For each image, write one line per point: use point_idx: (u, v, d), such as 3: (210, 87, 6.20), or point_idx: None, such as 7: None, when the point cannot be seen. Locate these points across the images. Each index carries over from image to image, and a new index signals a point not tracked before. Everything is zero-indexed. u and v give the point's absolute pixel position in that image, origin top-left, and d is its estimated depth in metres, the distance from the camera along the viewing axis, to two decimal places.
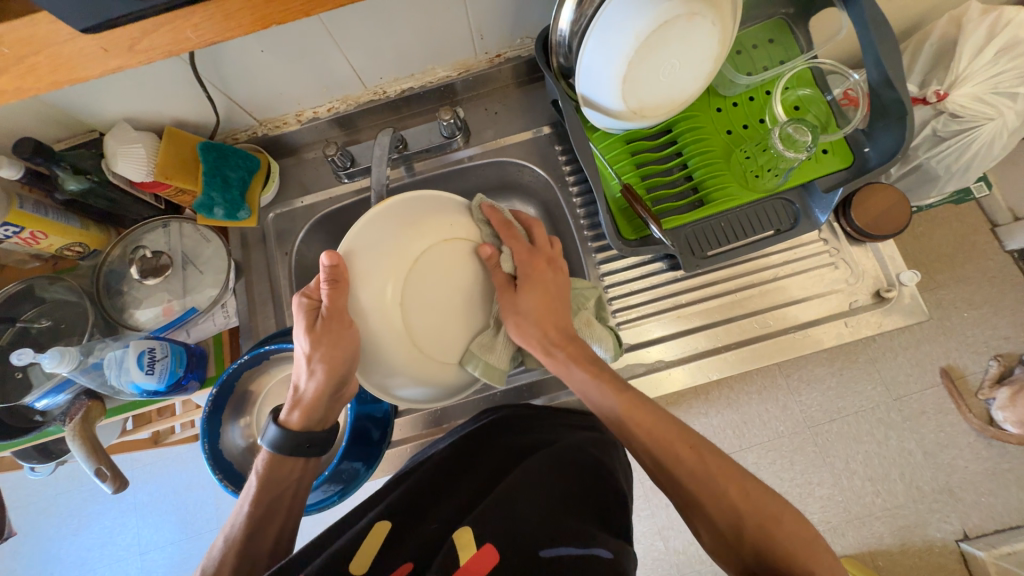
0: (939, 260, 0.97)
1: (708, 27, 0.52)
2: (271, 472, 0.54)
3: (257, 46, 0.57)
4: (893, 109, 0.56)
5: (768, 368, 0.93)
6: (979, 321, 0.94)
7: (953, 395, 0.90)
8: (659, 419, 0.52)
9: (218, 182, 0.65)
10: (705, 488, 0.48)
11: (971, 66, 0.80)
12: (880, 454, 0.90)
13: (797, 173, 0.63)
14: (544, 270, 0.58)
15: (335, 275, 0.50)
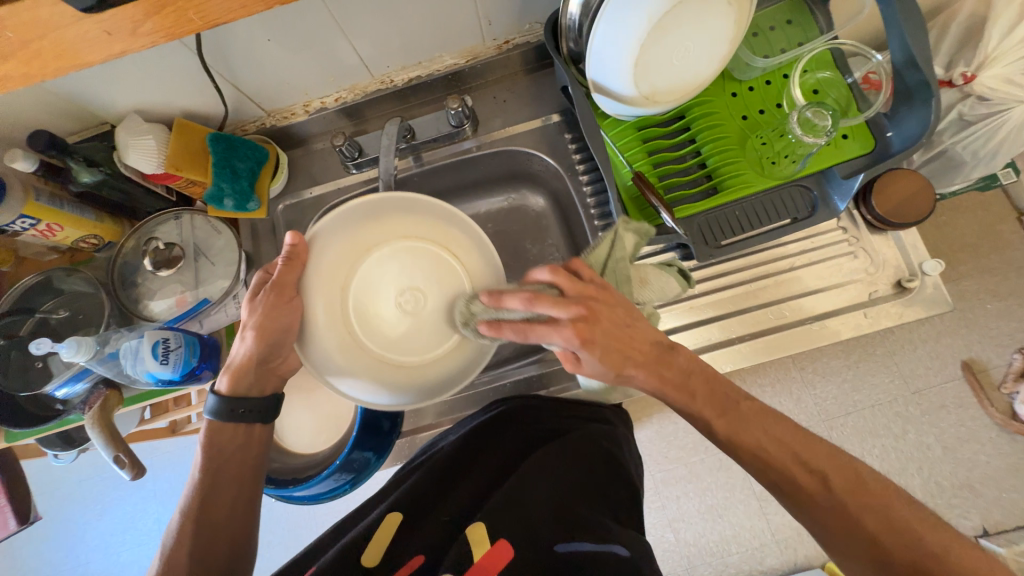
0: (962, 250, 0.94)
1: (725, 6, 0.50)
2: (214, 446, 0.53)
3: (264, 35, 0.57)
4: (919, 91, 0.54)
5: (782, 361, 0.92)
6: (1003, 313, 0.91)
7: (975, 388, 0.87)
8: (778, 434, 0.46)
9: (228, 173, 0.65)
10: (840, 513, 0.42)
11: (1002, 45, 0.76)
12: (898, 448, 0.88)
13: (816, 159, 0.61)
14: (590, 327, 0.47)
15: (294, 253, 0.54)
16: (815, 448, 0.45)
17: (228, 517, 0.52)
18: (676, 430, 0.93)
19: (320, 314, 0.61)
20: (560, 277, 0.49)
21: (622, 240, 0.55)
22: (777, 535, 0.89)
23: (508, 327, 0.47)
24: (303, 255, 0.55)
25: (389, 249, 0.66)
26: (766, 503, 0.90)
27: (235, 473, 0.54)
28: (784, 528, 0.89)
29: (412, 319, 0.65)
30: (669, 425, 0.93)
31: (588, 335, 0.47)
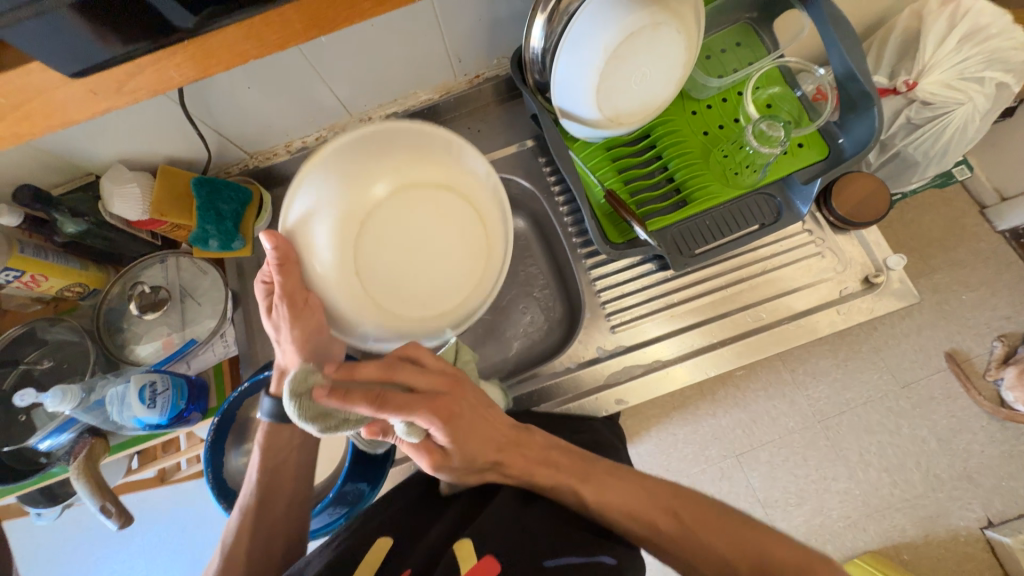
0: (932, 246, 1.02)
1: (674, 33, 0.54)
2: (271, 477, 0.57)
3: (243, 82, 0.60)
4: (861, 100, 0.59)
5: (772, 365, 0.96)
6: (978, 303, 0.98)
7: (962, 378, 0.93)
8: (617, 487, 0.53)
9: (212, 215, 0.66)
10: (689, 541, 0.50)
11: (936, 54, 0.83)
12: (892, 443, 0.93)
13: (774, 168, 0.66)
14: (454, 414, 0.50)
15: (279, 255, 0.52)
16: (659, 493, 0.53)
17: (283, 516, 0.57)
18: (675, 442, 0.95)
19: (334, 285, 0.58)
20: (425, 355, 0.52)
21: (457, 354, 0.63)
22: None
23: (361, 396, 0.42)
24: (288, 253, 0.53)
25: (393, 201, 0.60)
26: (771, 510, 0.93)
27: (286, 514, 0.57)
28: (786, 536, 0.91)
29: (431, 268, 0.62)
30: (667, 437, 0.95)
31: (444, 460, 0.52)
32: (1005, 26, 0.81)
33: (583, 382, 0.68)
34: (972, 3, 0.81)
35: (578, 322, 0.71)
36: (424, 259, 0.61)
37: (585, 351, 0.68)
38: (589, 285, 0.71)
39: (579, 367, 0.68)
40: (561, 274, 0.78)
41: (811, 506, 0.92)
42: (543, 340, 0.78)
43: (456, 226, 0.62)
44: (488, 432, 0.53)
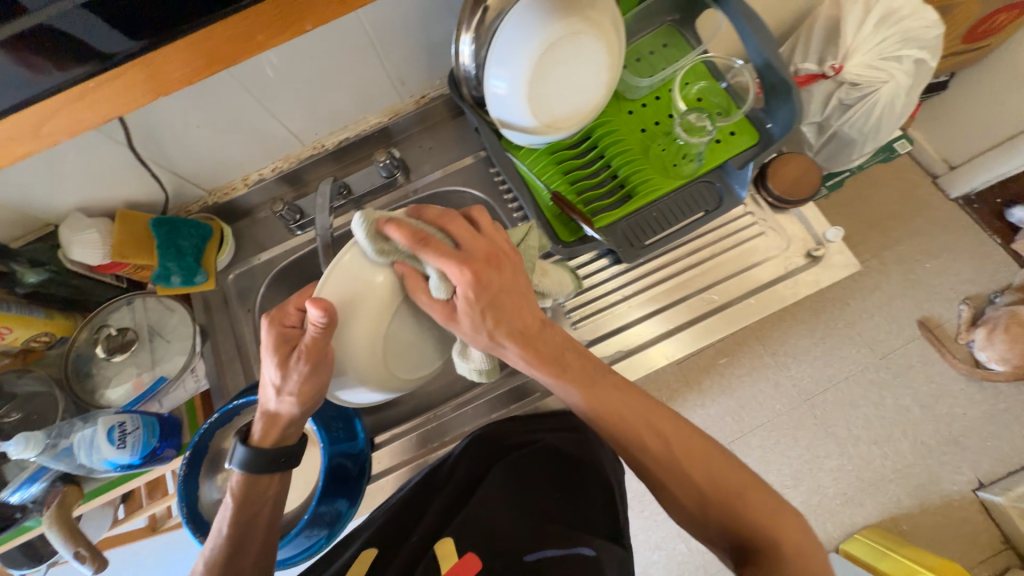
0: (889, 220, 1.11)
1: (593, 40, 0.58)
2: (239, 533, 0.54)
3: (193, 122, 0.62)
4: (780, 86, 0.63)
5: (754, 352, 0.99)
6: (943, 268, 1.07)
7: (937, 344, 1.00)
8: (626, 401, 0.52)
9: (172, 252, 0.67)
10: (670, 467, 0.50)
11: (856, 38, 0.89)
12: (881, 415, 0.98)
13: (709, 157, 0.69)
14: (489, 273, 0.49)
15: (322, 320, 0.45)
16: (663, 418, 0.52)
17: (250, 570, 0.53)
18: None
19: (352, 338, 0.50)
20: (459, 229, 0.50)
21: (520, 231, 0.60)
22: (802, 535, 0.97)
23: (406, 230, 0.47)
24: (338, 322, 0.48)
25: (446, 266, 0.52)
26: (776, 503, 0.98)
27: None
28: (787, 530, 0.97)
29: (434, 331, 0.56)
30: None
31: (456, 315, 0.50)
32: (915, 7, 0.87)
33: None
34: None
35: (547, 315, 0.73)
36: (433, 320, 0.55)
37: None
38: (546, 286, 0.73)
39: None
40: None
41: (806, 485, 0.96)
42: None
43: None
44: (521, 312, 0.52)
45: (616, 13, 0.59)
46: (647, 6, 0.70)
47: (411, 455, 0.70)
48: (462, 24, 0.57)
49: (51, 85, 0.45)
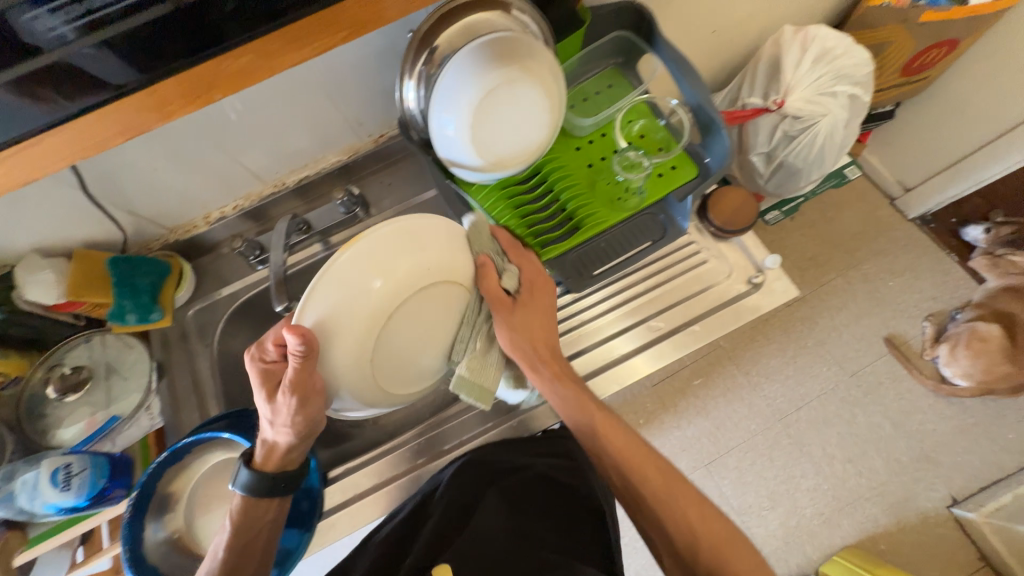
0: (829, 272, 1.50)
1: (530, 86, 0.61)
2: (235, 556, 0.57)
3: (152, 165, 0.65)
4: (711, 124, 0.69)
5: (734, 377, 1.41)
6: (908, 289, 1.48)
7: (906, 363, 1.39)
8: (632, 442, 0.62)
9: (128, 291, 0.68)
10: (663, 503, 0.59)
11: (795, 74, 0.94)
12: (852, 429, 1.36)
13: (652, 189, 0.72)
14: (539, 295, 0.66)
15: (302, 350, 0.49)
16: (662, 462, 0.61)
17: None
18: None
19: (343, 349, 0.54)
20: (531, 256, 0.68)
21: None
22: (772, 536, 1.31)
23: (505, 235, 0.66)
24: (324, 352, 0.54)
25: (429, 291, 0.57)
26: (745, 512, 1.32)
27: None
28: (775, 525, 1.31)
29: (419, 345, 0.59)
30: None
31: (507, 316, 0.63)
32: (848, 47, 0.93)
33: None
34: (818, 31, 0.93)
35: None
36: (420, 338, 0.59)
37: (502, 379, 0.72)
38: None
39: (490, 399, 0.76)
40: None
41: (784, 506, 1.32)
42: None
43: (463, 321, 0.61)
44: (549, 339, 0.66)
45: (557, 64, 0.63)
46: (590, 50, 0.75)
47: (364, 491, 0.72)
48: (405, 68, 0.62)
49: (51, 119, 0.47)
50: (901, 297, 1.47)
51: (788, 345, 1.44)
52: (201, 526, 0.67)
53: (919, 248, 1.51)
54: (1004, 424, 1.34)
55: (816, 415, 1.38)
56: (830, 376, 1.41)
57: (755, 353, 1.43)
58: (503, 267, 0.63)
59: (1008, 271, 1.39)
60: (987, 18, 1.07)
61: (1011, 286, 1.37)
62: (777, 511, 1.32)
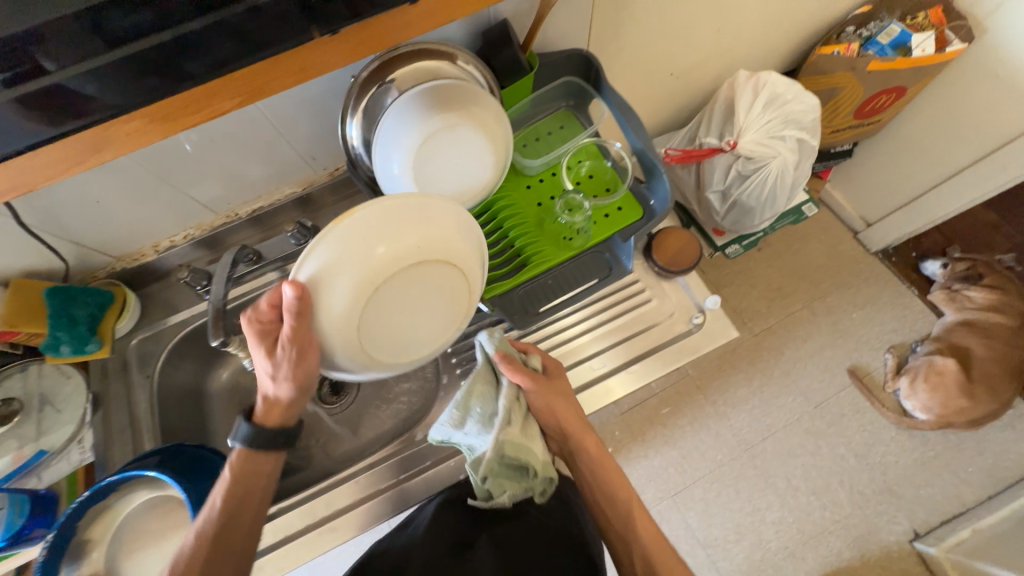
0: (793, 303, 1.53)
1: (472, 131, 0.62)
2: (231, 510, 0.55)
3: (93, 197, 0.65)
4: (652, 168, 0.71)
5: (701, 406, 1.42)
6: (869, 321, 1.51)
7: (868, 394, 1.41)
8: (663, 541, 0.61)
9: (64, 322, 0.67)
10: None
11: (748, 117, 0.99)
12: (816, 461, 1.37)
13: (598, 229, 0.73)
14: (562, 380, 0.68)
15: (295, 305, 0.50)
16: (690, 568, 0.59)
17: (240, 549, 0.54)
18: None
19: (334, 317, 0.52)
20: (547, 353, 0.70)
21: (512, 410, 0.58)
22: (734, 568, 1.30)
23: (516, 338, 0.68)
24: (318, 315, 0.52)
25: (424, 267, 0.54)
26: (709, 543, 1.32)
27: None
28: (739, 557, 1.30)
29: (413, 320, 0.57)
30: None
31: (542, 392, 0.63)
32: (797, 92, 0.97)
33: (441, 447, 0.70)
34: (768, 77, 0.97)
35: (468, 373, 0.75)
36: (414, 314, 0.57)
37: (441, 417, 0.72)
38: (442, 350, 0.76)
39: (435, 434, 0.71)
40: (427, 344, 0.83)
41: (749, 538, 1.32)
42: (410, 411, 0.82)
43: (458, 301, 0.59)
44: (577, 424, 0.66)
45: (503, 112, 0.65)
46: (541, 93, 0.77)
47: (295, 533, 0.65)
48: (349, 108, 0.64)
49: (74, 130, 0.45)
50: (863, 329, 1.50)
51: (754, 376, 1.45)
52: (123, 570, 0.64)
53: (878, 281, 1.55)
54: (964, 458, 1.35)
55: (782, 447, 1.38)
56: (794, 408, 1.42)
57: (722, 383, 1.45)
58: (524, 355, 0.66)
59: (964, 306, 1.43)
60: (930, 69, 1.13)
61: (967, 320, 1.41)
62: (741, 544, 1.31)
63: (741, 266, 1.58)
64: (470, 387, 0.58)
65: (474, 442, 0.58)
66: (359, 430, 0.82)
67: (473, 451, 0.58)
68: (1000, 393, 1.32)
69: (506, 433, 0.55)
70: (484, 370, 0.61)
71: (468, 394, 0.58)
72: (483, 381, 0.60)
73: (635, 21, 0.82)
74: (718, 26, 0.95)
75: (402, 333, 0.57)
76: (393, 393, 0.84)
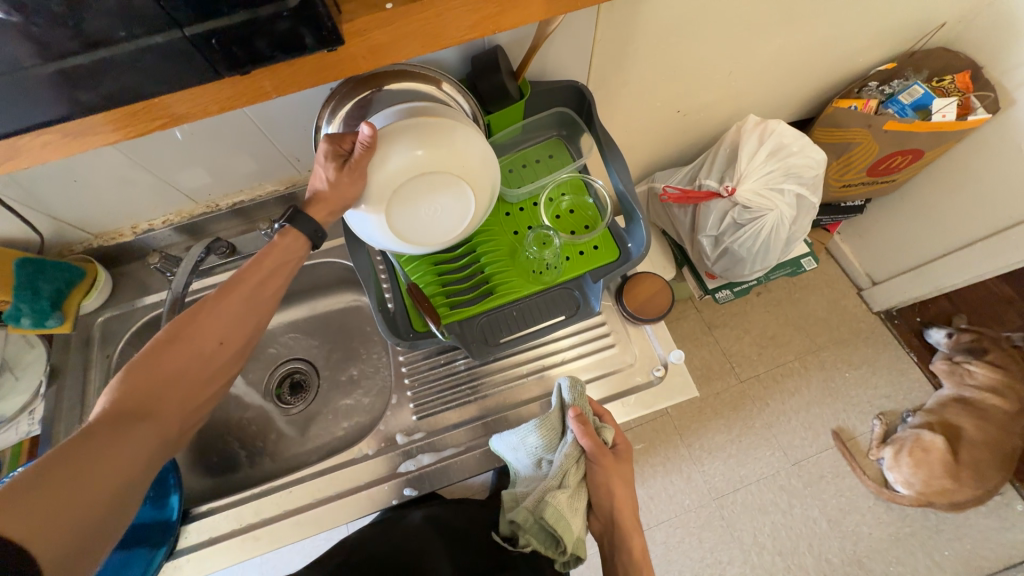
0: (785, 354, 1.49)
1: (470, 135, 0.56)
2: (244, 296, 0.54)
3: (69, 177, 0.65)
4: (631, 211, 0.70)
5: (675, 446, 1.40)
6: (861, 383, 1.46)
7: (850, 459, 1.36)
8: None
9: (27, 294, 0.68)
10: None
11: (749, 165, 0.96)
12: (787, 520, 1.33)
13: (570, 266, 0.71)
14: (624, 462, 0.68)
15: (370, 142, 0.53)
16: None
17: (235, 336, 0.53)
18: None
19: (374, 173, 0.54)
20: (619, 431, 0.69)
21: (565, 477, 0.61)
22: None
23: (595, 402, 0.68)
24: (379, 145, 0.54)
25: (450, 181, 0.56)
26: None
27: (200, 362, 0.51)
28: None
29: (419, 219, 0.59)
30: None
31: (604, 472, 0.64)
32: (803, 146, 0.96)
33: (380, 468, 0.69)
34: (776, 126, 0.95)
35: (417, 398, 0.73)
36: (424, 215, 0.58)
37: (385, 435, 0.71)
38: (398, 369, 0.76)
39: (377, 452, 0.70)
40: (387, 358, 0.82)
41: None
42: (362, 423, 0.81)
43: (458, 223, 0.61)
44: (626, 507, 0.66)
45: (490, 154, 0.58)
46: (532, 120, 0.75)
47: (221, 535, 0.65)
48: (325, 113, 0.62)
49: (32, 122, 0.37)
50: (855, 391, 1.45)
51: (734, 424, 1.42)
52: None
53: (876, 344, 1.50)
54: (941, 539, 1.29)
55: (753, 501, 1.35)
56: (772, 462, 1.38)
57: (701, 427, 1.42)
58: (601, 427, 0.64)
59: (962, 382, 1.36)
60: (950, 135, 1.09)
61: (964, 398, 1.35)
62: None
63: (737, 309, 1.54)
64: (536, 429, 0.61)
65: (521, 468, 0.64)
66: (310, 435, 0.82)
67: (520, 474, 0.65)
68: (987, 477, 1.27)
69: (553, 495, 0.59)
70: (555, 415, 0.63)
71: (532, 434, 0.61)
72: (550, 426, 0.62)
73: (640, 57, 0.80)
74: (730, 69, 0.93)
75: (405, 226, 0.58)
76: (348, 402, 0.83)
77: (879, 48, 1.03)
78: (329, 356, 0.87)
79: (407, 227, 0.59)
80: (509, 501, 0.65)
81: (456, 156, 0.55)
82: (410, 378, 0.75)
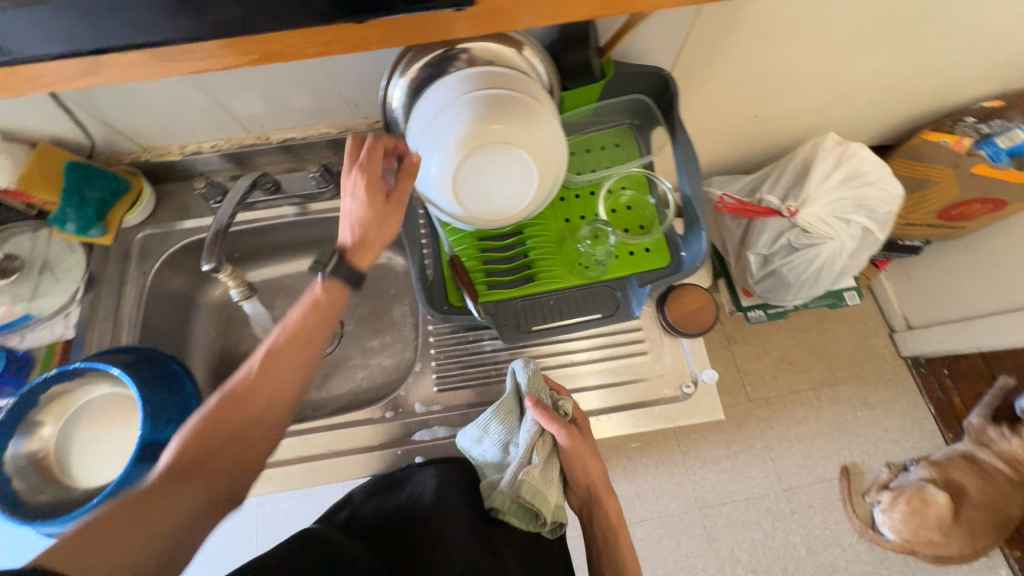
0: (801, 381, 1.46)
1: (549, 121, 0.55)
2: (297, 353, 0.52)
3: (128, 87, 0.63)
4: (693, 223, 0.66)
5: (672, 450, 1.41)
6: (873, 425, 1.43)
7: (845, 496, 1.35)
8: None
9: (74, 199, 0.68)
10: None
11: (818, 188, 0.90)
12: (766, 540, 1.34)
13: (618, 266, 0.69)
14: (586, 434, 0.65)
15: (410, 167, 0.55)
16: None
17: (286, 395, 0.51)
18: None
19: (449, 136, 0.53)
20: (575, 408, 0.68)
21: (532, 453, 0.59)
22: None
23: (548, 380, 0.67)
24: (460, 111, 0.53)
25: (520, 157, 0.55)
26: None
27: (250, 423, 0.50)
28: None
29: (479, 188, 0.57)
30: None
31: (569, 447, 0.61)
32: (882, 176, 0.90)
33: (395, 432, 0.70)
34: (858, 149, 0.88)
35: (438, 369, 0.73)
36: (485, 185, 0.57)
37: (403, 401, 0.71)
38: (425, 337, 0.75)
39: (394, 417, 0.71)
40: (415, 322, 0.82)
41: None
42: (380, 381, 0.81)
43: (514, 203, 0.60)
44: (596, 476, 0.65)
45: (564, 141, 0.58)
46: (606, 103, 0.70)
47: None
48: (399, 64, 0.58)
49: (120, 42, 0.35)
50: (864, 430, 1.42)
51: (735, 440, 1.41)
52: (73, 447, 0.68)
53: (896, 389, 1.46)
54: None
55: (738, 516, 1.36)
56: (763, 484, 1.38)
57: (700, 437, 1.42)
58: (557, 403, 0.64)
59: (987, 448, 1.32)
60: None
61: (975, 458, 1.33)
62: None
63: (763, 328, 1.50)
64: (494, 415, 0.61)
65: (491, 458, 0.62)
66: (326, 382, 0.83)
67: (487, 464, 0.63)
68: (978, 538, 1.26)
69: (526, 472, 0.58)
70: (512, 400, 0.63)
71: (491, 421, 0.61)
72: (506, 410, 0.62)
73: (735, 52, 0.73)
74: (823, 81, 0.85)
75: (464, 192, 0.57)
76: (367, 358, 0.84)
77: (989, 82, 0.94)
78: (355, 309, 0.86)
79: (466, 194, 0.57)
80: (483, 490, 0.62)
81: (533, 137, 0.54)
82: (436, 348, 0.74)
